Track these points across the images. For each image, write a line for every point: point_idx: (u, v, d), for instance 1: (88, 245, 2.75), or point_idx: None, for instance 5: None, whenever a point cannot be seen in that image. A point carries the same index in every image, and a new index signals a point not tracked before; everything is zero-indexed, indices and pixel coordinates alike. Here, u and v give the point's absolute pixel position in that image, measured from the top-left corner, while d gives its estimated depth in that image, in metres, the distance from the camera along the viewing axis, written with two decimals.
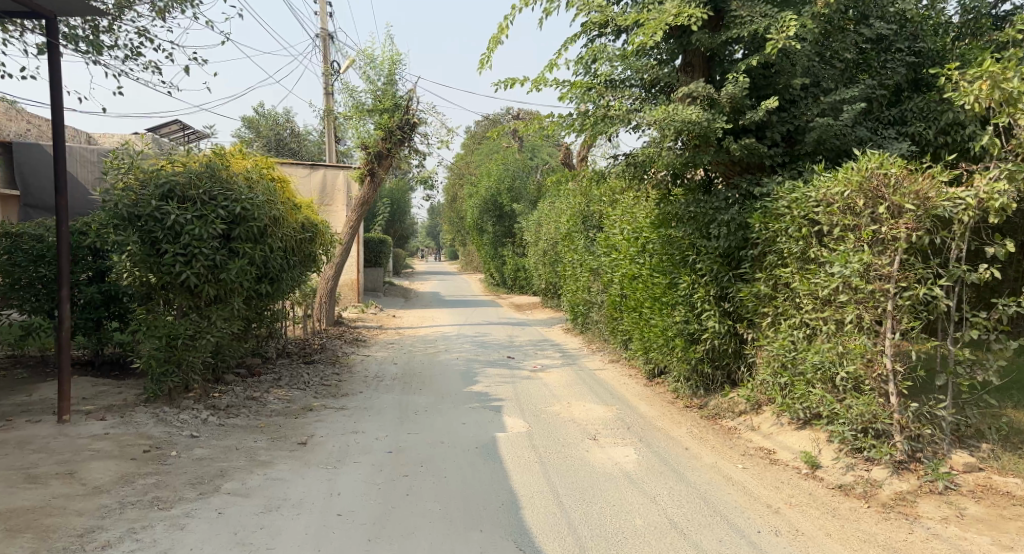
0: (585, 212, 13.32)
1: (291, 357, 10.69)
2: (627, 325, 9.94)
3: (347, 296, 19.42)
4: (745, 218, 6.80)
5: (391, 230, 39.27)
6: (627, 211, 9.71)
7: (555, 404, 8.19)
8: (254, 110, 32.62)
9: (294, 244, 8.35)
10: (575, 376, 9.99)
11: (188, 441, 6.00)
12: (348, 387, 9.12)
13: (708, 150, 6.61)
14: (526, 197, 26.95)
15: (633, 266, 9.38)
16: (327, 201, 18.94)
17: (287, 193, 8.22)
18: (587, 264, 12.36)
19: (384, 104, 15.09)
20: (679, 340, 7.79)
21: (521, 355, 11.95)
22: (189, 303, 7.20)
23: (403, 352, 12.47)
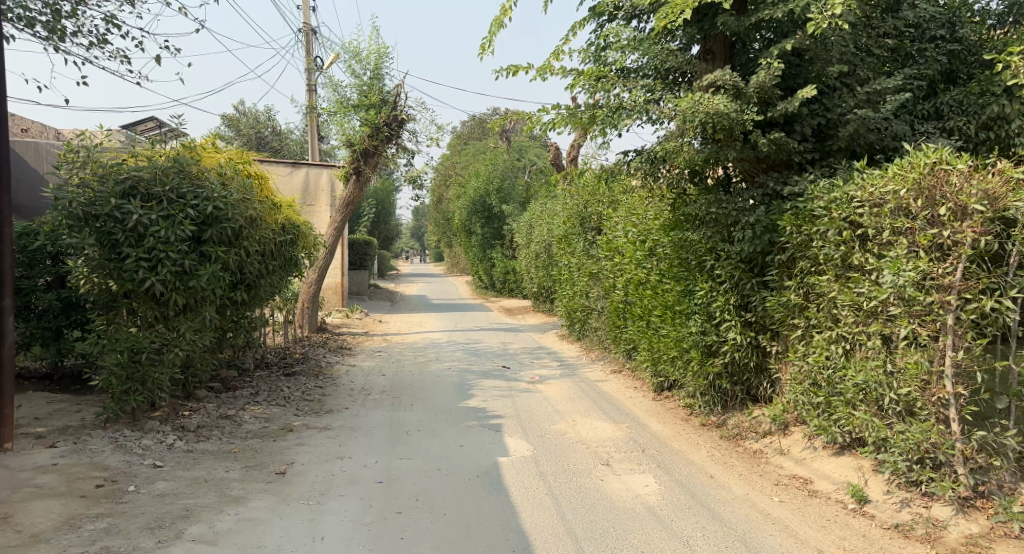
0: (582, 214, 12.69)
1: (271, 368, 9.96)
2: (632, 334, 9.31)
3: (330, 300, 18.66)
4: (773, 219, 6.12)
5: (376, 231, 38.46)
6: (632, 211, 9.07)
7: (559, 421, 7.53)
8: (235, 108, 31.69)
9: (273, 247, 7.62)
10: (578, 389, 9.36)
11: (149, 472, 5.27)
12: (334, 402, 8.42)
13: (733, 146, 5.98)
14: (515, 198, 26.32)
15: (639, 271, 8.75)
16: (310, 200, 18.22)
17: (266, 191, 7.48)
18: (586, 268, 11.74)
19: (371, 99, 14.35)
20: (696, 352, 7.18)
21: (516, 364, 11.28)
22: (154, 314, 6.46)
23: (391, 361, 11.76)
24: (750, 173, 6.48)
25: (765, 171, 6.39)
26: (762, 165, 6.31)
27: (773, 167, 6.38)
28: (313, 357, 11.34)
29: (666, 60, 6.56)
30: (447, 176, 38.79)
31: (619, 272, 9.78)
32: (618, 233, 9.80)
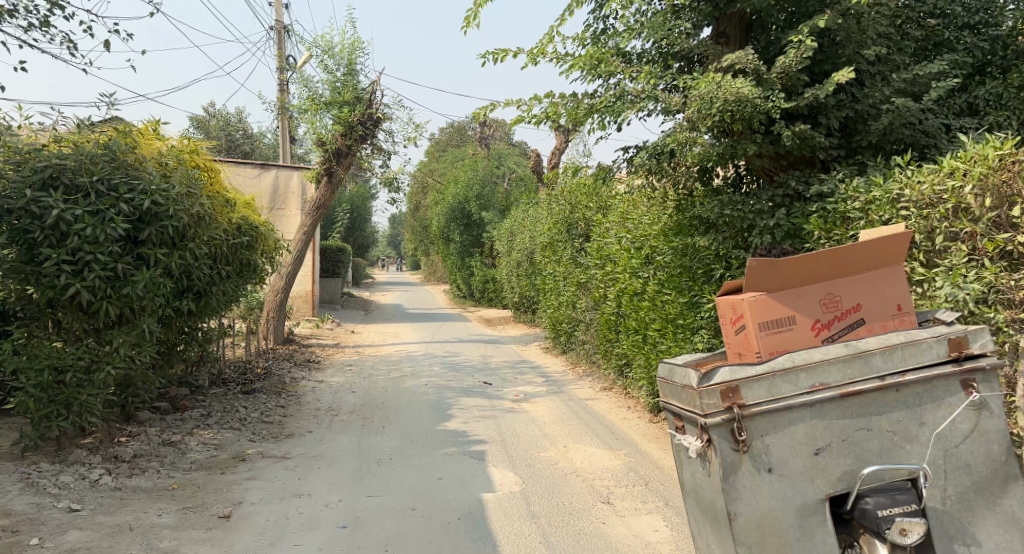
0: (570, 221, 11.93)
1: (229, 387, 9.06)
2: (626, 349, 8.53)
3: (300, 308, 17.76)
4: (796, 223, 5.32)
5: (350, 238, 37.52)
6: (628, 216, 8.33)
7: (549, 448, 6.72)
8: (205, 109, 30.72)
9: (226, 250, 6.73)
10: (566, 408, 8.57)
11: (62, 519, 4.39)
12: (296, 425, 7.54)
13: (754, 139, 5.23)
14: (495, 205, 25.59)
15: (634, 281, 8.02)
16: (279, 204, 17.37)
17: (218, 187, 6.59)
18: (574, 277, 11.00)
19: (345, 96, 13.51)
20: None
21: (499, 380, 10.44)
22: (83, 326, 5.56)
23: (362, 376, 10.88)
24: (765, 173, 5.75)
25: (781, 169, 5.63)
26: (781, 162, 5.58)
27: (791, 163, 5.62)
28: (277, 373, 10.43)
29: (674, 43, 5.83)
30: (425, 183, 37.99)
31: (612, 283, 9.02)
32: (610, 240, 9.06)
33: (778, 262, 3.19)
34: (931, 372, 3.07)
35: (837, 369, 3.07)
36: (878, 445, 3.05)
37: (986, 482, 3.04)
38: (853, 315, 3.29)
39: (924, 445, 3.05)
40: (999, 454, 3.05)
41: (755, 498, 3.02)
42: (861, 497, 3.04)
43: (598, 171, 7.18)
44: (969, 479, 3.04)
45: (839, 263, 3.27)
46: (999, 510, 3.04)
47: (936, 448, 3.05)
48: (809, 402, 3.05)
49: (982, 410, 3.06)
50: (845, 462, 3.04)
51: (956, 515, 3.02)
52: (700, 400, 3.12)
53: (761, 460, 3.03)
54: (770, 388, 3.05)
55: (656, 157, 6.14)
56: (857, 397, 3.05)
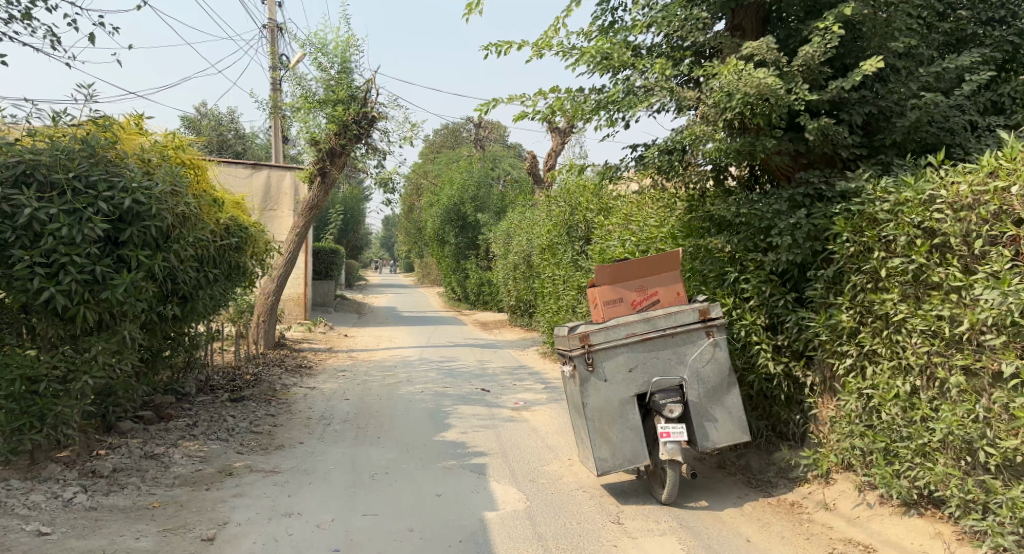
0: (571, 222, 11.61)
1: (216, 394, 8.72)
2: None
3: (292, 312, 17.41)
4: (816, 225, 5.09)
5: (344, 239, 37.15)
6: (634, 217, 8.04)
7: (552, 461, 6.40)
8: (196, 108, 30.36)
9: (214, 252, 6.39)
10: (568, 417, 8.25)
11: (29, 545, 4.06)
12: (287, 436, 7.21)
13: (774, 134, 4.93)
14: (491, 207, 25.28)
15: None
16: (271, 205, 17.04)
17: (205, 185, 6.24)
18: (574, 281, 10.70)
19: (339, 94, 13.17)
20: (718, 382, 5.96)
21: (497, 387, 10.11)
22: (58, 333, 5.20)
23: (355, 382, 10.54)
24: (784, 173, 5.47)
25: (802, 169, 5.41)
26: (802, 161, 5.32)
27: (814, 163, 5.39)
28: (267, 379, 10.08)
29: (688, 36, 5.54)
30: (419, 184, 37.65)
31: None
32: (614, 242, 8.74)
33: (612, 268, 5.43)
34: (690, 326, 5.27)
35: (641, 325, 5.20)
36: (664, 365, 5.23)
37: (720, 382, 5.27)
38: (653, 299, 5.54)
39: (686, 364, 5.27)
40: (725, 365, 5.30)
41: (595, 396, 5.17)
42: (654, 395, 5.24)
43: (604, 170, 6.89)
44: (712, 382, 5.25)
45: (640, 265, 5.54)
46: (726, 399, 5.30)
47: (693, 366, 5.26)
48: (626, 341, 5.19)
49: (717, 344, 5.32)
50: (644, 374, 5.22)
51: (703, 399, 5.26)
52: (570, 342, 5.19)
53: (598, 374, 5.17)
54: (604, 336, 5.16)
55: (668, 155, 5.84)
56: (652, 338, 5.21)
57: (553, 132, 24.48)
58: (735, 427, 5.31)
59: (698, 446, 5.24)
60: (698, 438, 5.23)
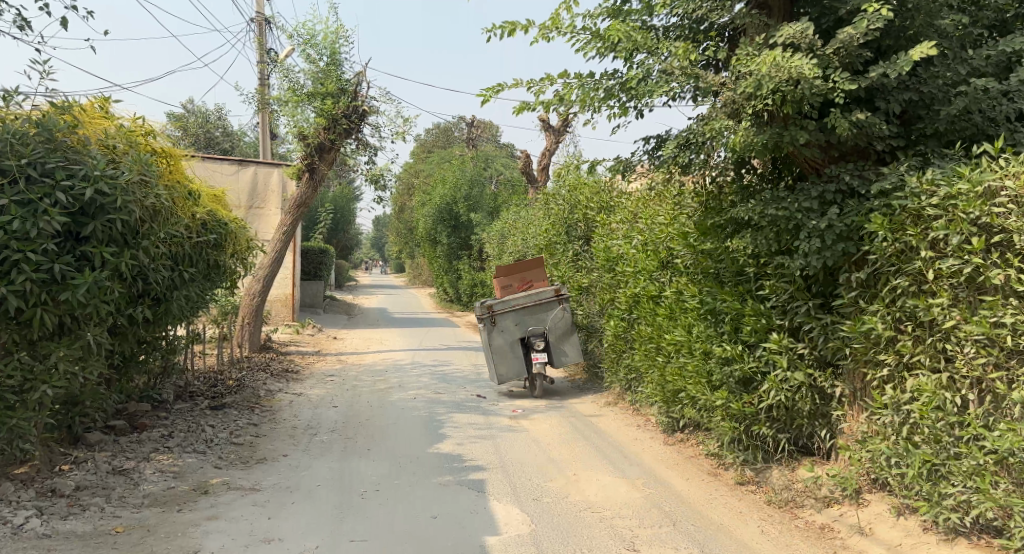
0: (570, 222, 11.16)
1: (195, 402, 8.20)
2: (636, 362, 7.76)
3: (280, 313, 16.90)
4: (850, 225, 4.58)
5: (334, 239, 36.64)
6: (643, 215, 7.60)
7: (557, 477, 5.91)
8: (183, 106, 29.89)
9: (190, 249, 5.87)
10: (570, 427, 7.78)
11: None
12: (268, 449, 6.70)
13: (809, 124, 4.42)
14: (484, 207, 24.81)
15: (645, 288, 7.29)
16: (258, 202, 16.59)
17: (178, 175, 5.72)
18: (574, 283, 10.24)
19: (328, 87, 12.66)
20: (725, 391, 5.69)
21: (493, 393, 9.63)
22: (14, 337, 4.61)
23: (344, 388, 10.04)
24: (813, 167, 4.94)
25: (832, 162, 4.88)
26: (832, 152, 4.79)
27: (845, 155, 4.87)
28: (251, 385, 9.59)
29: (709, 16, 5.09)
30: (410, 183, 37.15)
31: (621, 287, 8.27)
32: (619, 241, 8.30)
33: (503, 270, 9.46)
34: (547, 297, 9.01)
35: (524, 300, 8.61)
36: (534, 322, 9.21)
37: (569, 330, 9.06)
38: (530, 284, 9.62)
39: (549, 319, 9.18)
40: (571, 321, 9.07)
41: (495, 339, 9.07)
42: None
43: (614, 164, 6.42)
44: (561, 330, 9.15)
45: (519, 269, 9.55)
46: (571, 339, 9.13)
47: (551, 320, 9.16)
48: (513, 308, 9.08)
49: (566, 307, 9.23)
50: (524, 326, 9.06)
51: (557, 338, 9.09)
52: (480, 310, 9.02)
53: (497, 327, 9.06)
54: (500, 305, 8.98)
55: (684, 147, 5.38)
56: (529, 306, 9.05)
57: (547, 130, 24.03)
58: (577, 353, 9.15)
59: (556, 366, 9.07)
60: (556, 362, 9.08)
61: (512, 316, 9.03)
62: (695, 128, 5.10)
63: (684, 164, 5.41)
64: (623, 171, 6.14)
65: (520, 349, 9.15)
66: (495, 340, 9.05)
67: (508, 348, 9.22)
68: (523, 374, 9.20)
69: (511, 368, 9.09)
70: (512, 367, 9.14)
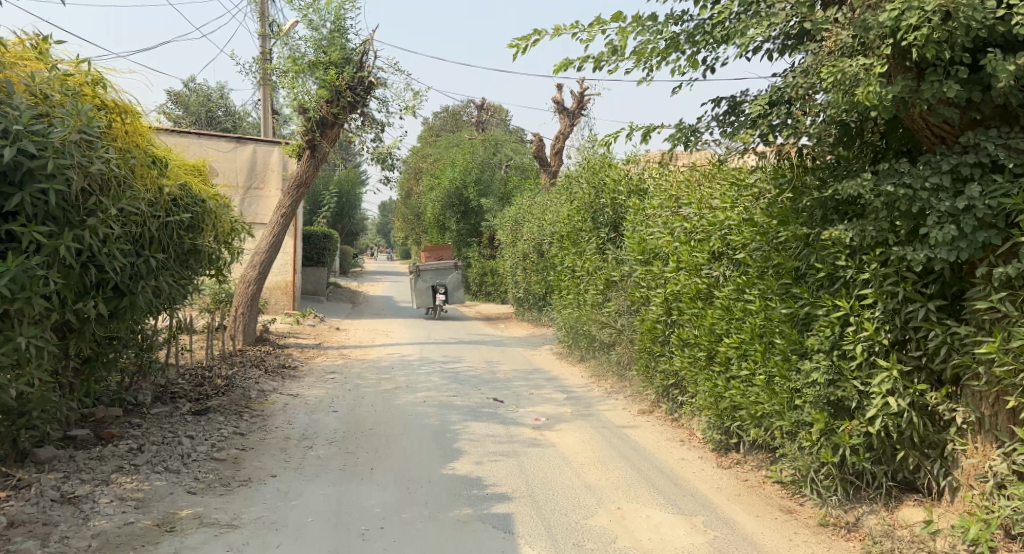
0: (596, 206, 10.09)
1: (175, 407, 7.22)
2: (679, 368, 6.73)
3: (281, 301, 15.95)
4: (1000, 207, 3.45)
5: (338, 223, 35.65)
6: (690, 201, 6.60)
7: (600, 513, 4.86)
8: (183, 85, 29.01)
9: (155, 230, 4.84)
10: (603, 441, 6.74)
11: None
12: (252, 468, 5.67)
13: (960, 72, 3.37)
14: (494, 192, 23.73)
15: (692, 281, 6.35)
16: (257, 183, 15.80)
17: (138, 139, 4.67)
18: (603, 274, 9.23)
19: (331, 56, 11.60)
20: (817, 415, 4.44)
21: (511, 397, 8.63)
22: None
23: (345, 388, 9.04)
24: (942, 135, 3.80)
25: (969, 128, 3.75)
26: (972, 114, 3.67)
27: (985, 119, 3.74)
28: (242, 384, 8.60)
29: None
30: (418, 167, 36.07)
31: (660, 283, 7.25)
32: (660, 230, 7.26)
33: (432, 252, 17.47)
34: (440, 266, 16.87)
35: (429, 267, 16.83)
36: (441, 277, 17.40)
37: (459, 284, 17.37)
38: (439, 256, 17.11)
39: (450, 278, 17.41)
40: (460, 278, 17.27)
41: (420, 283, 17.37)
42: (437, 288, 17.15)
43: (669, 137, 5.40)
44: (456, 284, 17.42)
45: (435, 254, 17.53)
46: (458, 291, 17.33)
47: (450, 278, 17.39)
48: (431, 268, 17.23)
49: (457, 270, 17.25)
50: (435, 279, 17.38)
51: (453, 287, 17.33)
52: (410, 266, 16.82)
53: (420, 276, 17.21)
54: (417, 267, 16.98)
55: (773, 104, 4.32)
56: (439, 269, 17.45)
57: (562, 113, 22.88)
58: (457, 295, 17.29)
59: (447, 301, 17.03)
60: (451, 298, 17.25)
61: (430, 274, 17.29)
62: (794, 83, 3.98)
63: (769, 131, 4.33)
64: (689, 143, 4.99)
65: (431, 292, 17.46)
66: (418, 284, 17.13)
67: (425, 290, 17.38)
68: (432, 306, 17.27)
69: (425, 300, 17.58)
70: (426, 299, 17.43)
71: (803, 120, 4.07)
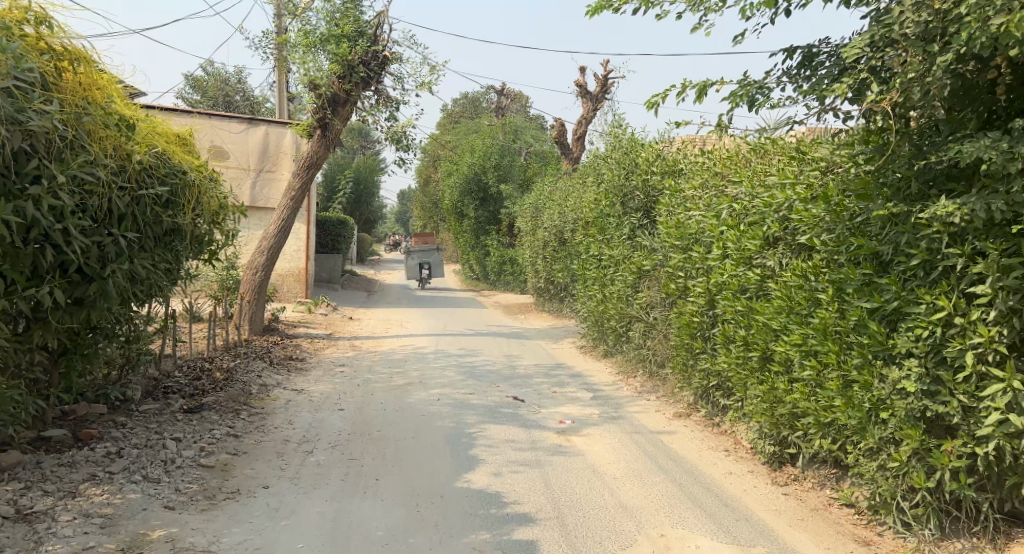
0: (625, 189, 9.33)
1: (167, 404, 6.61)
2: (724, 369, 6.01)
3: (293, 289, 15.40)
4: None
5: (356, 211, 35.16)
6: (741, 179, 5.89)
7: (642, 540, 4.17)
8: (200, 68, 28.61)
9: (122, 203, 4.20)
10: (637, 449, 6.04)
11: None
12: (248, 476, 5.05)
13: None
14: (514, 178, 22.98)
15: (743, 271, 5.64)
16: (269, 166, 15.21)
17: (95, 93, 4.06)
18: (633, 262, 8.49)
19: (343, 28, 10.90)
20: (912, 431, 3.73)
21: (532, 396, 7.95)
22: None
23: (354, 383, 8.40)
24: None
25: None
26: None
27: None
28: (243, 378, 7.98)
29: None
30: (437, 153, 35.45)
31: (702, 272, 6.53)
32: (701, 214, 6.54)
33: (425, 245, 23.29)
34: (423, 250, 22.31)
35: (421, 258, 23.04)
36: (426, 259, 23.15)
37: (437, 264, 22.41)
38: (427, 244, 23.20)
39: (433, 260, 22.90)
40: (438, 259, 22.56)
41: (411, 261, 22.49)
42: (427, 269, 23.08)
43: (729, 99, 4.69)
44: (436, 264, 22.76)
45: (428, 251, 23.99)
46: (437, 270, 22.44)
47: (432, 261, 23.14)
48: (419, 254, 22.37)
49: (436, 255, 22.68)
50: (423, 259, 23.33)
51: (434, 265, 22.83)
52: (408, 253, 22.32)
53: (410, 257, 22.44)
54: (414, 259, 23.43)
55: (871, 50, 3.59)
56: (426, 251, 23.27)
57: (585, 96, 22.02)
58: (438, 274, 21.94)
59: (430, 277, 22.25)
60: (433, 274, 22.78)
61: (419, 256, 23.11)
62: (908, 23, 3.37)
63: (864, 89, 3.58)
64: (755, 103, 4.25)
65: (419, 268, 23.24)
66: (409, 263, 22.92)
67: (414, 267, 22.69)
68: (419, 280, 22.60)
69: (412, 273, 22.73)
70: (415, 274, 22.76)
71: (910, 70, 3.34)
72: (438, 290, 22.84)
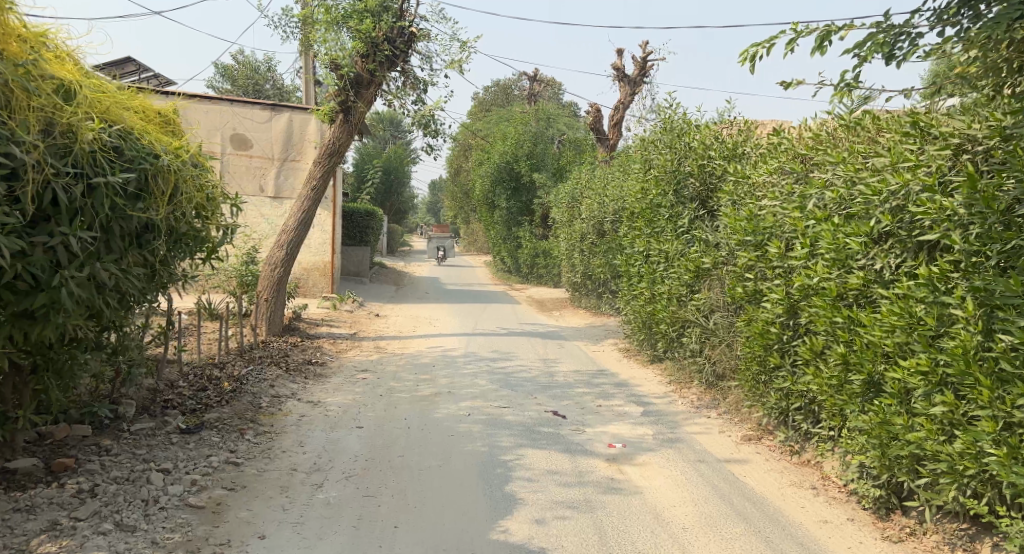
0: (677, 176, 8.33)
1: (162, 422, 5.81)
2: (812, 389, 5.09)
3: (319, 283, 14.68)
4: None
5: (386, 201, 34.53)
6: (836, 161, 4.97)
7: None
8: (229, 57, 28.21)
9: (71, 194, 3.43)
10: (704, 485, 5.09)
11: None
12: (242, 522, 4.23)
13: None
14: (547, 166, 21.96)
15: (841, 274, 4.75)
16: (293, 154, 14.44)
17: (12, 47, 3.43)
18: (691, 259, 7.49)
19: (366, 3, 10.03)
20: None
21: (575, 411, 7.04)
22: None
23: (376, 393, 7.56)
24: None
25: None
26: None
27: None
28: (253, 388, 7.17)
29: None
30: (467, 142, 34.67)
31: (780, 273, 5.59)
32: (781, 206, 5.58)
33: None
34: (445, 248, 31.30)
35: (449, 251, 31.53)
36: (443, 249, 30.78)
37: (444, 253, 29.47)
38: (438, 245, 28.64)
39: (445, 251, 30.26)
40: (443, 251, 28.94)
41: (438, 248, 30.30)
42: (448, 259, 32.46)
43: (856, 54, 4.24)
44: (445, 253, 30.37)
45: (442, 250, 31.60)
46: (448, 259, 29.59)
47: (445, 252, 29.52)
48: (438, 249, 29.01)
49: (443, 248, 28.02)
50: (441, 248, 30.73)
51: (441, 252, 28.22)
52: None
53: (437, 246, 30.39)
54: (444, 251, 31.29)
55: None
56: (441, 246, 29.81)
57: (622, 80, 20.91)
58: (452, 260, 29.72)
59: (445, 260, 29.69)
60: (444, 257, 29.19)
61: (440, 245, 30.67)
62: None
63: None
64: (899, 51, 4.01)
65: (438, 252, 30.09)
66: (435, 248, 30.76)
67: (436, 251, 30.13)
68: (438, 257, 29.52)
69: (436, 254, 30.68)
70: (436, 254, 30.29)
71: None
72: (469, 284, 22.05)
